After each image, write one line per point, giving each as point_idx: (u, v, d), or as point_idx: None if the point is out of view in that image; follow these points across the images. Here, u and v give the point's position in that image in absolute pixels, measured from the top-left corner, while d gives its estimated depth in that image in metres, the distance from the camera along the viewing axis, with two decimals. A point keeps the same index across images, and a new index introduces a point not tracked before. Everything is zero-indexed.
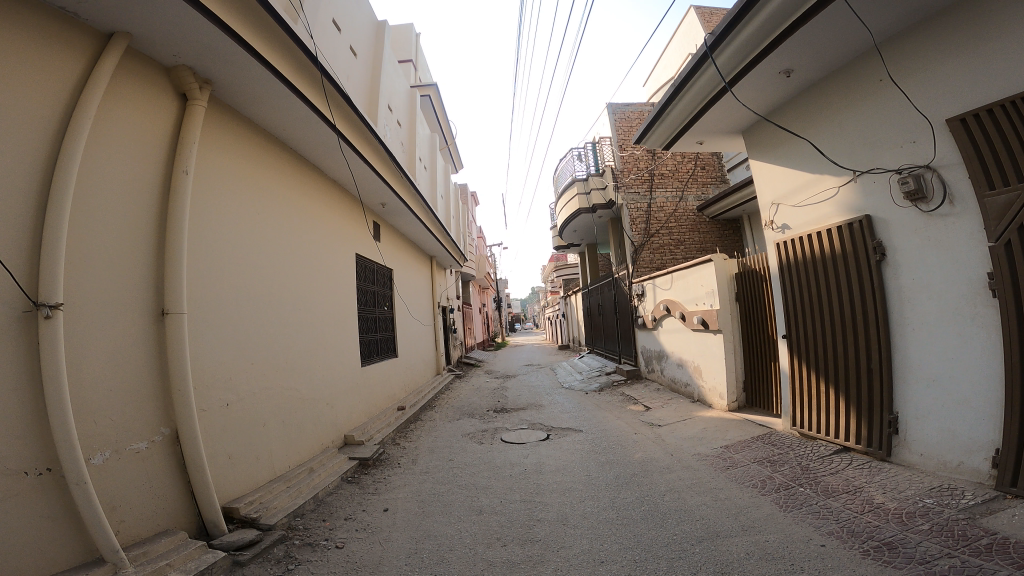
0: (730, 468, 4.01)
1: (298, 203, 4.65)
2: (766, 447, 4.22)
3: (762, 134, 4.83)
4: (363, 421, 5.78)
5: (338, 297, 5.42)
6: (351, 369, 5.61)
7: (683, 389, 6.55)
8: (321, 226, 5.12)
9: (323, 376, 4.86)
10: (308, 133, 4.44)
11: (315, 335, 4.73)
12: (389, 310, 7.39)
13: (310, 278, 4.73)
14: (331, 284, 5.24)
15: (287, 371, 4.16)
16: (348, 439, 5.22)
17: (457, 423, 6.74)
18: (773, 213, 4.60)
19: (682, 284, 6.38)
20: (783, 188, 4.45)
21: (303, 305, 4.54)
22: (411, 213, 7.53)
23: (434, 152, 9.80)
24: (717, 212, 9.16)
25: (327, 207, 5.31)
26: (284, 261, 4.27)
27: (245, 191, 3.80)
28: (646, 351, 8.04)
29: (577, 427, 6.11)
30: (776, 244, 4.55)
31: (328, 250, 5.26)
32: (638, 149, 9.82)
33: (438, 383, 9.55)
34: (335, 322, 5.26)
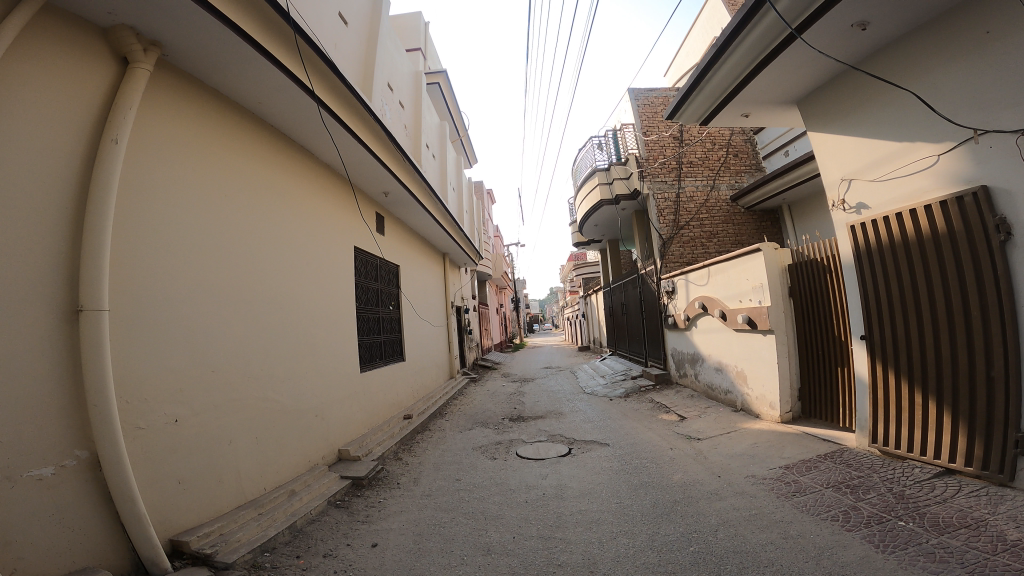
0: (797, 496, 3.24)
1: (276, 185, 4.05)
2: (840, 470, 3.45)
3: (826, 101, 4.07)
4: (362, 433, 5.16)
5: (331, 293, 4.81)
6: (348, 375, 4.99)
7: (723, 397, 5.79)
8: (307, 213, 4.52)
9: (312, 383, 4.25)
10: (286, 106, 3.83)
11: (301, 340, 4.14)
12: (394, 309, 6.78)
13: (293, 272, 4.13)
14: (321, 279, 4.64)
15: (263, 379, 3.56)
16: (342, 454, 4.61)
17: (468, 433, 6.09)
18: (843, 191, 3.82)
19: (722, 278, 5.61)
20: (859, 160, 3.66)
21: (284, 303, 3.94)
22: (417, 204, 6.89)
23: (444, 141, 9.16)
24: (755, 202, 8.39)
25: (314, 193, 4.70)
26: (257, 248, 3.68)
27: (204, 169, 3.21)
28: (677, 354, 7.28)
29: (602, 440, 5.39)
30: (849, 227, 3.76)
31: (317, 240, 4.65)
32: (664, 135, 9.05)
33: (450, 387, 8.90)
34: (327, 323, 4.65)
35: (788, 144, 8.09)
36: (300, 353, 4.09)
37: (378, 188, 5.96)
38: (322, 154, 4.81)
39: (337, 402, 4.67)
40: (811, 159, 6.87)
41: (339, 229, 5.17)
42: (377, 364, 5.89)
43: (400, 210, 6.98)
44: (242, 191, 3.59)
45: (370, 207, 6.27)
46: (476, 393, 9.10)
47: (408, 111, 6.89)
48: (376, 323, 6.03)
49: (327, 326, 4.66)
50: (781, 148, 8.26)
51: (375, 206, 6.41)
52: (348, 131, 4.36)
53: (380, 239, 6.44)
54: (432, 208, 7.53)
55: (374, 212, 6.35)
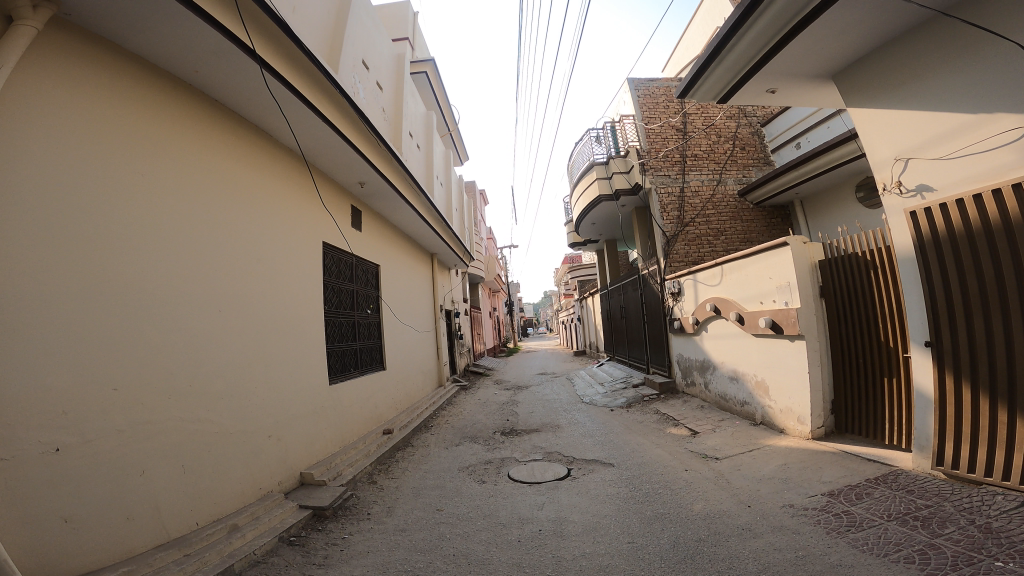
0: (852, 532, 2.67)
1: (220, 165, 3.44)
2: (900, 498, 2.89)
3: (873, 71, 3.51)
4: (331, 454, 4.52)
5: (292, 292, 4.19)
6: (314, 387, 4.36)
7: (738, 409, 5.21)
8: (262, 199, 3.91)
9: (264, 398, 3.62)
10: (231, 72, 3.22)
11: (250, 349, 3.52)
12: (374, 312, 6.16)
13: (240, 267, 3.52)
14: (279, 276, 4.02)
15: (196, 398, 2.95)
16: (304, 478, 3.98)
17: (455, 450, 5.46)
18: (899, 172, 3.26)
19: (738, 277, 5.04)
20: (921, 136, 3.12)
21: (227, 305, 3.33)
22: (398, 197, 6.27)
23: (431, 131, 8.56)
24: (765, 196, 7.86)
25: (272, 177, 4.09)
26: (191, 236, 3.06)
27: (111, 143, 2.62)
28: (684, 360, 6.69)
29: (605, 458, 4.78)
30: (907, 213, 3.17)
31: (275, 231, 4.03)
32: (666, 127, 8.50)
33: (438, 397, 8.26)
34: (285, 328, 4.02)
35: (806, 135, 7.60)
36: (248, 365, 3.47)
37: (354, 176, 5.36)
38: (281, 134, 4.19)
39: (298, 420, 4.05)
40: (831, 149, 6.35)
41: (304, 220, 4.56)
42: (351, 373, 5.24)
43: (379, 203, 6.36)
44: (170, 167, 2.98)
45: (345, 198, 5.64)
46: (466, 403, 8.46)
47: (387, 95, 6.28)
48: (351, 327, 5.40)
49: (286, 333, 4.03)
50: (792, 139, 7.91)
51: (350, 199, 5.78)
52: (305, 103, 3.72)
53: (357, 236, 5.83)
54: (415, 203, 6.90)
55: (349, 204, 5.72)
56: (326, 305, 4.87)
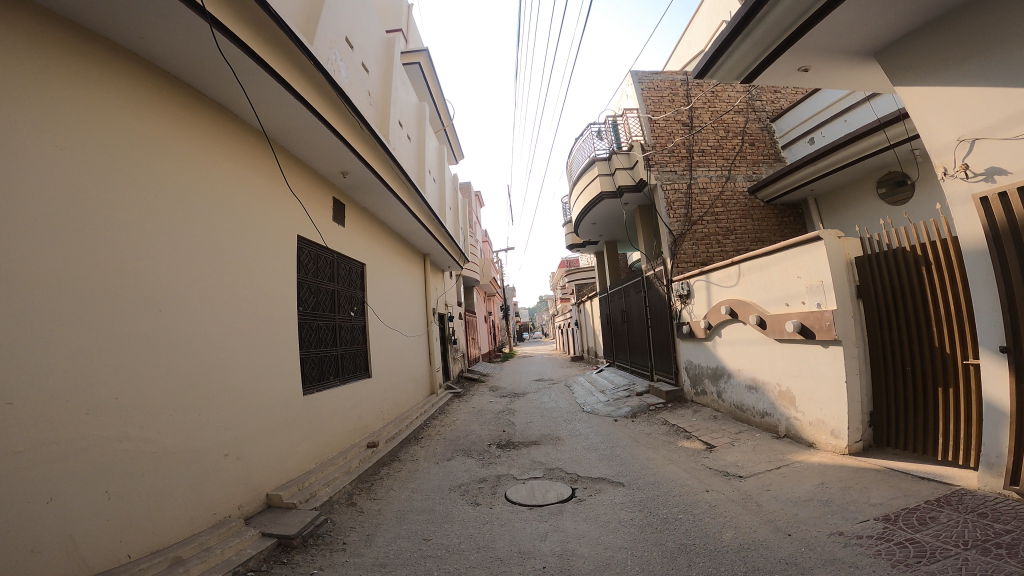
0: (925, 564, 2.22)
1: (162, 137, 2.93)
2: (971, 522, 2.46)
3: (928, 46, 3.08)
4: (303, 472, 4.01)
5: (258, 290, 3.69)
6: (283, 398, 3.85)
7: (757, 420, 4.75)
8: (220, 181, 3.40)
9: (219, 413, 3.11)
10: (181, 40, 2.76)
11: (201, 356, 3.02)
12: (359, 314, 5.67)
13: (188, 258, 3.01)
14: (241, 270, 3.51)
15: (116, 417, 2.44)
16: (270, 500, 3.48)
17: (446, 466, 4.97)
18: (965, 154, 2.86)
19: (759, 276, 4.60)
20: (994, 114, 2.71)
21: (168, 304, 2.81)
22: (385, 190, 5.77)
23: (424, 123, 8.09)
24: (778, 193, 7.44)
25: (233, 155, 3.58)
26: (116, 218, 2.55)
27: (18, 111, 2.14)
28: (694, 367, 6.23)
29: (614, 476, 4.30)
30: (975, 198, 2.78)
31: (236, 217, 3.53)
32: (672, 121, 8.10)
33: (428, 405, 7.75)
34: (248, 332, 3.51)
35: (821, 130, 7.28)
36: (197, 373, 2.97)
37: (336, 164, 4.88)
38: (248, 113, 3.70)
39: (263, 434, 3.54)
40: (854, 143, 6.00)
41: (275, 208, 4.05)
42: (330, 381, 4.73)
43: (365, 196, 5.87)
44: (90, 135, 2.46)
45: (326, 188, 5.15)
46: (460, 412, 7.94)
47: (374, 80, 5.81)
48: (331, 330, 4.89)
49: (249, 337, 3.52)
50: (805, 134, 7.60)
51: (331, 190, 5.29)
52: (270, 73, 3.23)
53: (340, 230, 5.35)
54: (405, 197, 6.41)
55: (330, 195, 5.22)
56: (301, 304, 4.37)
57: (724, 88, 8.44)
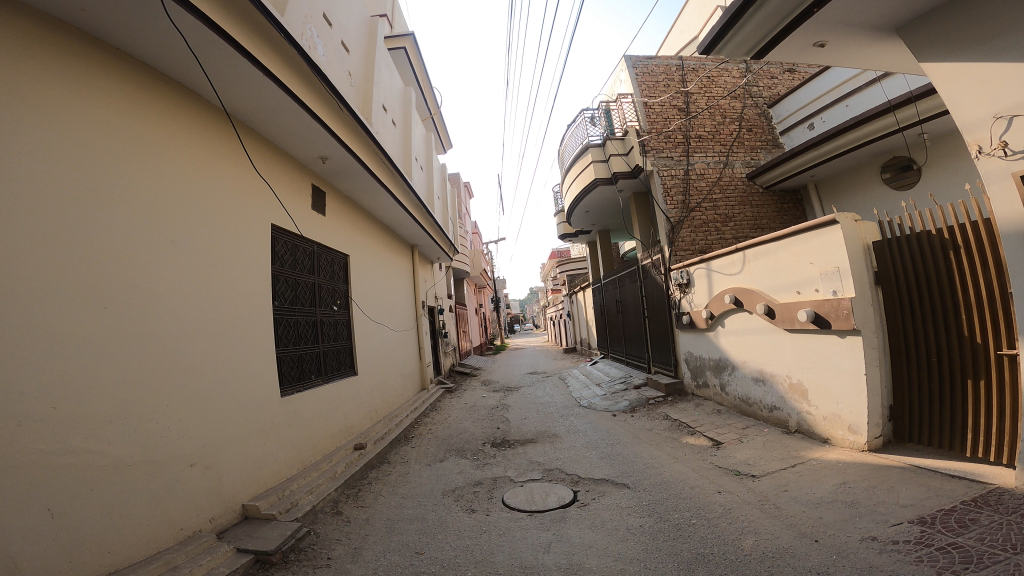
0: (974, 572, 2.06)
1: (99, 114, 2.55)
2: (1015, 524, 2.30)
3: (957, 17, 2.83)
4: (283, 480, 3.72)
5: (226, 285, 3.36)
6: (258, 401, 3.55)
7: (765, 414, 4.56)
8: (181, 166, 3.06)
9: (181, 423, 2.81)
10: (128, 10, 2.44)
11: (156, 361, 2.70)
12: (343, 309, 5.36)
13: (134, 252, 2.64)
14: (205, 264, 3.17)
15: (53, 435, 2.14)
16: (247, 511, 3.20)
17: (440, 467, 4.72)
18: (1001, 131, 2.64)
19: (766, 264, 4.36)
20: None
21: (109, 303, 2.47)
22: (368, 176, 5.43)
23: (409, 108, 7.73)
24: (777, 179, 7.22)
25: (192, 136, 3.21)
26: (36, 209, 2.18)
27: None
28: (694, 359, 6.02)
29: (617, 477, 4.08)
30: (1018, 177, 2.57)
31: (199, 205, 3.18)
32: (667, 106, 7.83)
33: (419, 402, 7.48)
34: (216, 333, 3.19)
35: (822, 114, 7.05)
36: (151, 382, 2.65)
37: (313, 148, 4.54)
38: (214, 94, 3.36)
39: (236, 442, 3.23)
40: (857, 127, 5.76)
41: (243, 194, 3.70)
42: (311, 381, 4.43)
43: (348, 183, 5.53)
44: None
45: (304, 175, 4.81)
46: (452, 408, 7.67)
47: (354, 59, 5.44)
48: (312, 326, 4.58)
49: (216, 338, 3.19)
50: (805, 119, 7.40)
51: (310, 177, 4.94)
52: (235, 46, 2.90)
53: (321, 220, 5.03)
54: (390, 185, 6.07)
55: (308, 183, 4.88)
56: (277, 298, 4.05)
57: (720, 71, 8.20)
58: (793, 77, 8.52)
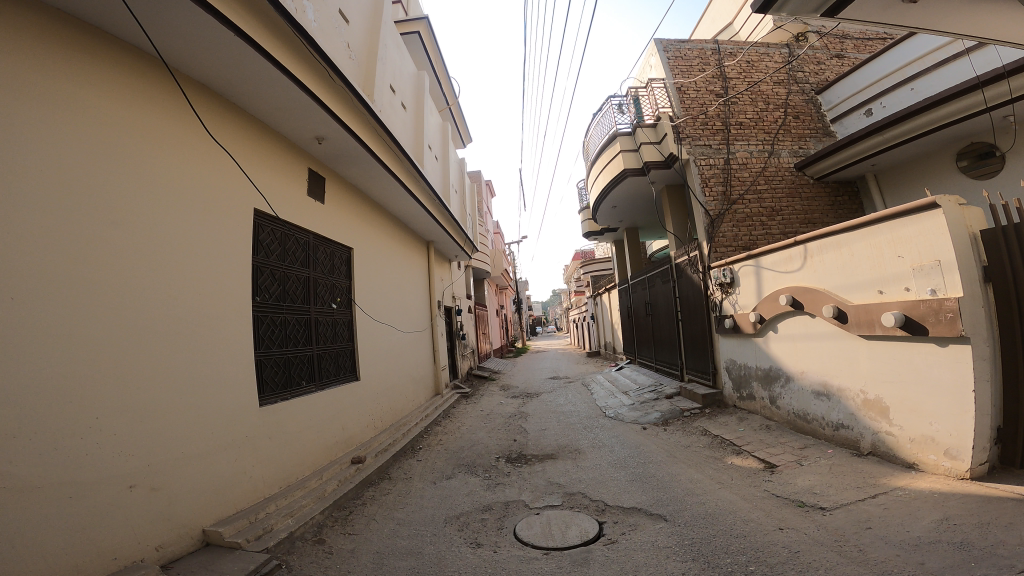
0: None
1: (13, 70, 2.07)
2: None
3: None
4: (259, 501, 3.23)
5: (192, 276, 2.88)
6: (231, 411, 3.06)
7: (828, 434, 3.89)
8: (137, 140, 2.62)
9: (121, 442, 2.33)
10: None
11: (85, 367, 2.21)
12: (344, 308, 4.88)
13: (56, 235, 2.16)
14: (162, 252, 2.69)
15: None
16: (208, 536, 2.71)
17: (446, 486, 4.17)
18: None
19: (836, 260, 3.69)
20: None
21: (20, 294, 2.00)
22: (371, 161, 4.92)
23: (422, 95, 7.24)
24: (831, 169, 6.45)
25: (146, 101, 2.71)
26: None
27: None
28: (737, 369, 5.33)
29: (651, 506, 3.47)
30: None
31: (154, 182, 2.70)
32: (704, 90, 7.15)
33: (431, 408, 6.96)
34: (174, 338, 2.69)
35: (882, 99, 6.27)
36: (76, 393, 2.16)
37: (307, 127, 4.04)
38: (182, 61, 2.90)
39: (197, 461, 2.74)
40: (927, 112, 5.00)
41: (218, 174, 3.20)
42: (301, 388, 3.92)
43: (350, 170, 5.03)
44: None
45: (299, 159, 4.33)
46: (466, 416, 7.11)
47: (356, 33, 4.94)
48: (304, 326, 4.08)
49: (174, 343, 2.69)
50: (862, 104, 6.63)
51: (306, 161, 4.45)
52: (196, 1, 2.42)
53: (319, 209, 4.56)
54: (398, 173, 5.54)
55: (304, 167, 4.39)
56: (259, 293, 3.55)
57: (761, 55, 7.50)
58: (843, 62, 7.73)
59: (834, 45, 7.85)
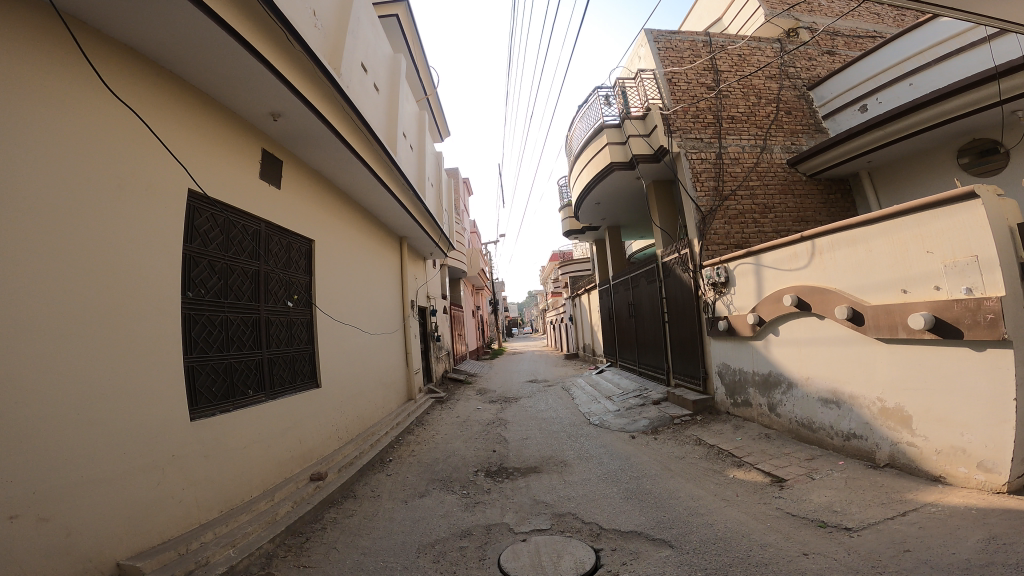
0: None
1: None
2: None
3: None
4: (190, 529, 2.70)
5: (91, 264, 2.34)
6: (145, 430, 2.52)
7: (838, 444, 3.60)
8: (28, 100, 2.13)
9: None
10: None
11: None
12: (304, 306, 4.38)
13: None
14: (43, 233, 2.14)
15: None
16: (122, 567, 2.28)
17: (420, 505, 3.71)
18: None
19: (851, 256, 3.40)
20: None
21: None
22: (337, 142, 4.39)
23: (398, 79, 6.74)
24: (824, 166, 6.23)
25: (28, 43, 2.14)
26: None
27: None
28: (732, 373, 5.04)
29: (652, 527, 3.10)
30: None
31: (49, 151, 2.20)
32: (694, 84, 6.89)
33: (403, 416, 6.46)
34: (50, 348, 2.12)
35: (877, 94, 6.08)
36: None
37: (258, 100, 3.50)
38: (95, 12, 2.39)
39: (86, 492, 2.20)
40: (932, 105, 4.78)
41: (133, 147, 2.64)
42: (247, 397, 3.39)
43: (314, 152, 4.50)
44: None
45: (252, 137, 3.80)
46: (441, 423, 6.63)
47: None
48: (251, 326, 3.55)
49: (53, 355, 2.13)
50: (856, 100, 6.44)
51: (260, 139, 3.90)
52: None
53: (276, 194, 4.05)
54: (368, 159, 5.02)
55: (257, 147, 3.84)
56: (193, 287, 3.01)
57: (751, 50, 7.26)
58: (833, 59, 7.55)
59: (824, 42, 7.67)
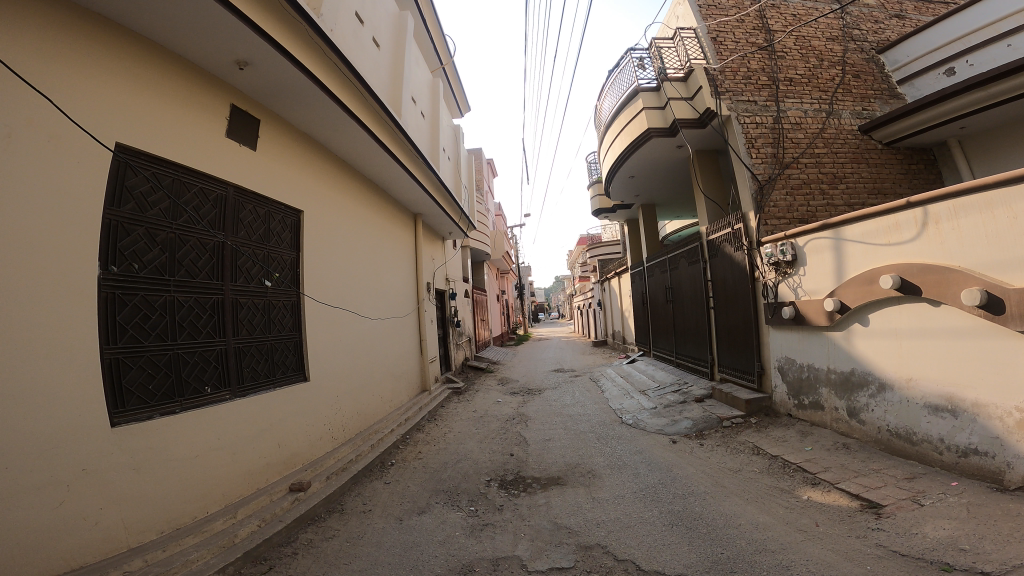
0: None
1: None
2: None
3: None
4: (112, 556, 2.13)
5: None
6: (34, 443, 1.91)
7: (948, 462, 2.79)
8: None
9: None
10: None
11: None
12: (285, 290, 3.76)
13: None
14: None
15: None
16: None
17: (416, 525, 3.07)
18: None
19: (987, 230, 2.54)
20: None
21: None
22: (322, 100, 3.69)
23: (402, 37, 5.99)
24: (908, 130, 5.22)
25: None
26: None
27: None
28: (797, 369, 4.22)
29: (706, 566, 2.37)
30: None
31: None
32: (744, 43, 5.94)
33: (412, 410, 5.84)
34: None
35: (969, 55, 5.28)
36: None
37: (214, 44, 2.79)
38: None
39: None
40: None
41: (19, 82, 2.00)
42: (201, 396, 2.77)
43: (296, 110, 3.82)
44: None
45: (218, 92, 3.15)
46: (455, 418, 6.01)
47: None
48: (211, 311, 2.95)
49: None
50: (941, 63, 5.50)
51: (227, 92, 3.24)
52: None
53: (251, 157, 3.42)
54: (364, 127, 4.31)
55: (222, 99, 3.18)
56: (121, 262, 2.40)
57: (808, 10, 6.22)
58: (903, 23, 6.43)
59: (891, 5, 6.57)
